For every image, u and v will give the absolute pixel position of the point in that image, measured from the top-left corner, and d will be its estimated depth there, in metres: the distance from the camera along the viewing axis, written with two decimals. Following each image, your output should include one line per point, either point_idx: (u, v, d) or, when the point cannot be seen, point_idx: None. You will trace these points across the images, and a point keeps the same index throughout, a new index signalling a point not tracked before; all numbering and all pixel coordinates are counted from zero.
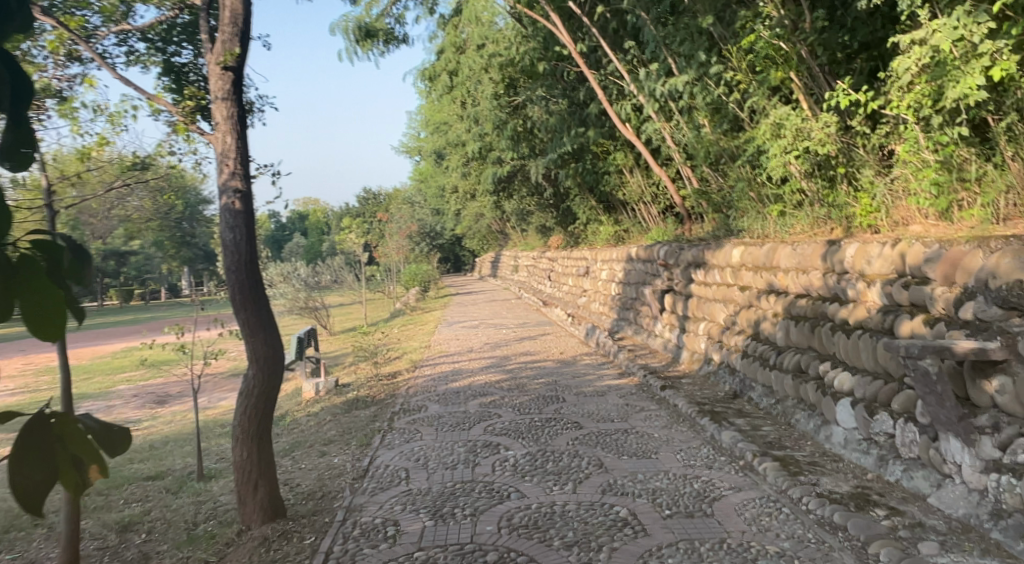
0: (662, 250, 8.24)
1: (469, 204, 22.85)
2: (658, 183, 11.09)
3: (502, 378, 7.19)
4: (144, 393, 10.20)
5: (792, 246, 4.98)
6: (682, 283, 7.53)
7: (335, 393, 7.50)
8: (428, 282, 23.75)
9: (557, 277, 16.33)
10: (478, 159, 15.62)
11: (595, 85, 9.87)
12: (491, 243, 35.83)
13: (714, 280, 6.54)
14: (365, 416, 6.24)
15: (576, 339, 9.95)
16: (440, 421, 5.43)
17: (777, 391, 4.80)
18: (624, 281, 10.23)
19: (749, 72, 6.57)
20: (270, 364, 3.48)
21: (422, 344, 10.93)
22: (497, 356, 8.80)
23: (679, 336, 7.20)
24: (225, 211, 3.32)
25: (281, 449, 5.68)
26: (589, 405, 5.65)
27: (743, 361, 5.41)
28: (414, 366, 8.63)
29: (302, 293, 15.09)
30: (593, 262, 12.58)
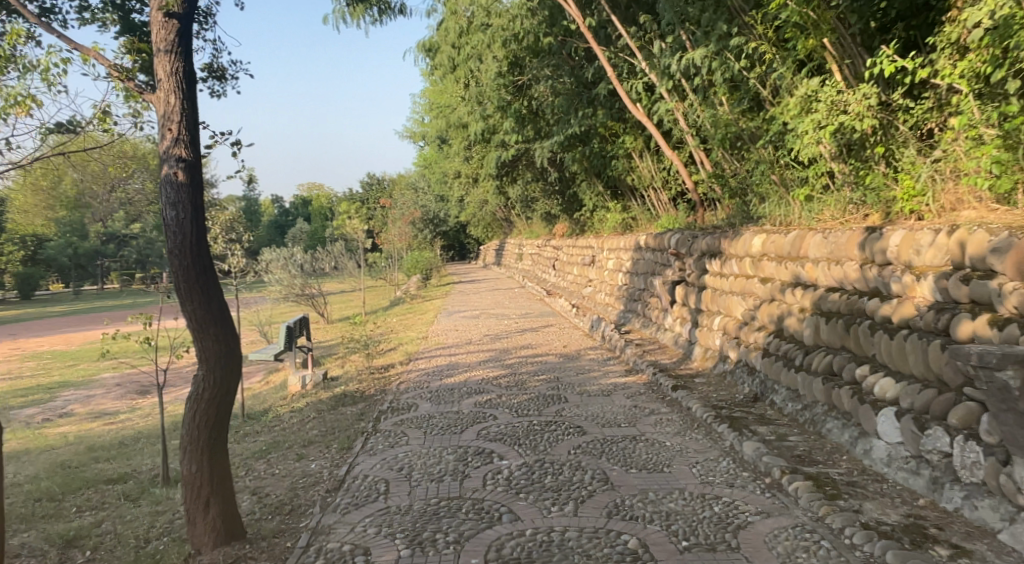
0: (673, 239, 7.73)
1: (473, 191, 22.33)
2: (670, 168, 10.54)
3: (501, 374, 6.71)
4: (127, 383, 9.75)
5: (824, 234, 4.46)
6: (695, 274, 7.02)
7: (322, 387, 7.03)
8: (429, 270, 23.26)
9: (562, 266, 15.82)
10: (482, 142, 15.10)
11: (605, 61, 9.32)
12: (496, 231, 35.30)
13: (731, 271, 6.02)
14: (352, 414, 5.76)
15: (581, 331, 9.45)
16: (429, 423, 4.93)
17: (803, 396, 4.29)
18: (632, 271, 9.72)
19: (774, 44, 6.02)
20: (222, 365, 2.99)
21: (419, 334, 10.46)
22: (496, 349, 8.31)
23: (691, 330, 6.69)
24: (166, 184, 2.83)
25: (258, 451, 5.21)
26: (594, 406, 5.15)
27: (764, 360, 4.90)
28: (408, 358, 8.15)
29: (298, 279, 14.62)
30: (599, 250, 12.08)
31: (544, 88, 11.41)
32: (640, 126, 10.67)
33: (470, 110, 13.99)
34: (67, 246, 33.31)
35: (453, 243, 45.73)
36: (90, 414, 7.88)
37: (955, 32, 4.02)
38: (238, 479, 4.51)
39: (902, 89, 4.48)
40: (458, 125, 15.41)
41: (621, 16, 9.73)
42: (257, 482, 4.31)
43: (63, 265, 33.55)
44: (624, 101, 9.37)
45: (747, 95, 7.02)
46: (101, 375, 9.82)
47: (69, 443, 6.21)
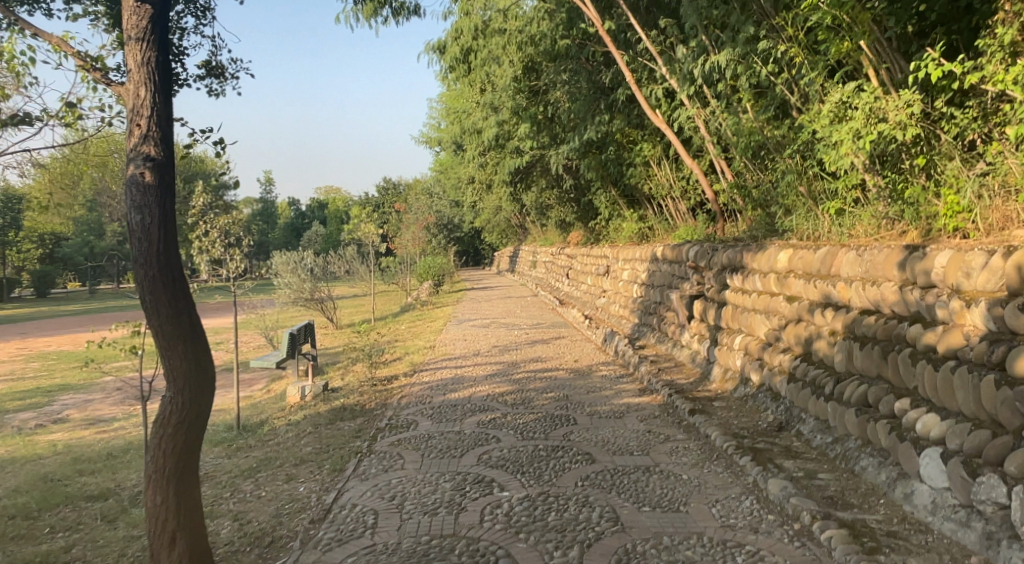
0: (692, 251, 7.38)
1: (488, 197, 22.07)
2: (689, 177, 10.19)
3: (508, 390, 6.39)
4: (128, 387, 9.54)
5: (859, 251, 4.10)
6: (714, 289, 6.67)
7: (322, 399, 6.75)
8: (441, 276, 22.99)
9: (576, 274, 15.49)
10: (497, 148, 14.83)
11: (623, 66, 9.01)
12: (510, 237, 34.97)
13: (754, 288, 5.67)
14: (349, 430, 5.48)
15: (593, 345, 9.11)
16: (428, 444, 4.62)
17: (834, 428, 3.94)
18: (648, 282, 9.37)
19: (804, 48, 5.67)
20: (191, 386, 2.71)
21: (427, 344, 10.17)
22: (505, 361, 7.99)
23: (710, 349, 6.34)
24: (132, 185, 2.55)
25: (247, 469, 4.92)
26: (604, 431, 4.82)
27: (790, 385, 4.55)
28: (413, 369, 7.86)
29: (307, 284, 14.40)
30: (614, 260, 11.73)
31: (560, 93, 11.12)
32: (659, 134, 10.33)
33: (485, 115, 13.73)
34: (83, 246, 33.46)
35: (468, 248, 45.50)
36: (85, 419, 7.66)
37: (1006, 34, 3.65)
38: (223, 501, 4.23)
39: (947, 96, 4.13)
40: (472, 131, 15.15)
41: (641, 19, 9.42)
42: (241, 506, 4.03)
43: (79, 263, 33.66)
44: (643, 107, 9.05)
45: (773, 102, 6.68)
46: (103, 378, 9.62)
47: (57, 452, 5.97)
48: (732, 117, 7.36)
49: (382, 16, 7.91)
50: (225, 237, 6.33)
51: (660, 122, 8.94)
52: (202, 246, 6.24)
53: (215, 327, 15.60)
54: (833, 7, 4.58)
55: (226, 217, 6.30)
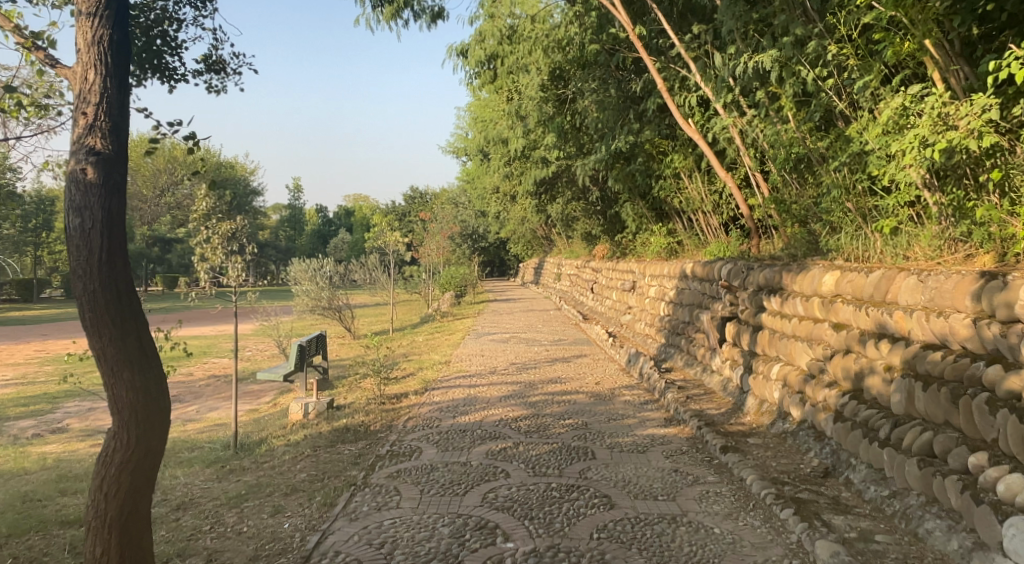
0: (725, 269, 6.89)
1: (513, 208, 21.66)
2: (722, 191, 9.66)
3: (523, 414, 5.94)
4: None
5: (922, 277, 3.61)
6: (749, 311, 6.16)
7: (325, 418, 6.36)
8: (464, 287, 22.59)
9: (601, 289, 14.98)
10: (522, 158, 14.44)
11: (655, 73, 8.54)
12: (536, 249, 34.50)
13: (794, 312, 5.16)
14: (349, 456, 5.07)
15: (616, 365, 8.61)
16: (429, 478, 4.18)
17: (892, 479, 3.43)
18: (676, 301, 8.86)
19: (857, 51, 5.19)
20: (139, 422, 2.32)
21: (443, 358, 9.75)
22: (522, 381, 7.53)
23: (743, 377, 5.84)
24: (72, 184, 2.18)
25: (234, 497, 4.52)
26: (626, 469, 4.34)
27: (839, 425, 4.04)
28: (425, 387, 7.44)
29: (325, 292, 14.08)
30: (641, 276, 11.22)
31: (588, 102, 10.73)
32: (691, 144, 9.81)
33: (511, 124, 13.33)
34: None
35: (492, 258, 45.14)
36: (84, 430, 7.35)
37: None
38: (202, 535, 3.83)
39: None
40: (498, 141, 14.79)
41: (675, 24, 9.00)
42: (219, 544, 3.62)
43: None
44: (675, 116, 8.57)
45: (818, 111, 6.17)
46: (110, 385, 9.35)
47: (44, 467, 5.64)
48: (773, 127, 6.86)
49: (403, 18, 7.58)
50: (227, 244, 5.98)
51: (692, 131, 8.45)
52: (204, 253, 5.90)
53: (233, 334, 15.36)
54: (889, 3, 4.09)
55: (229, 223, 5.96)
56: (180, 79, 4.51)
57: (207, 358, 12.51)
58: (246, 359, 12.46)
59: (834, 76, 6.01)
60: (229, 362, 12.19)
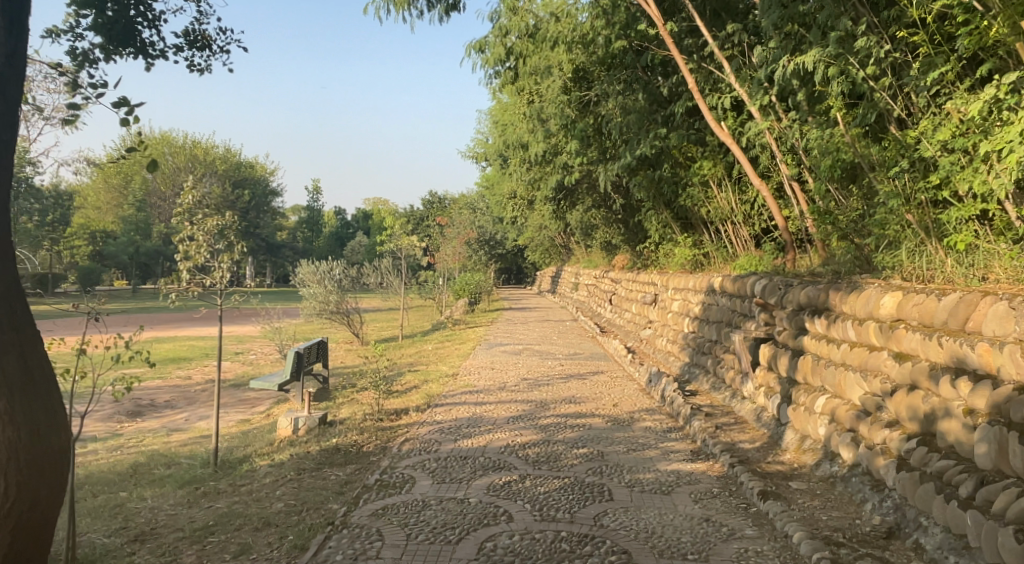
0: (760, 286, 6.29)
1: (531, 214, 21.09)
2: (754, 201, 9.02)
3: (533, 439, 5.37)
4: (126, 399, 8.76)
5: (1016, 303, 2.99)
6: (788, 333, 5.55)
7: (316, 435, 5.82)
8: (478, 294, 22.03)
9: (620, 302, 14.35)
10: (541, 162, 13.90)
11: (685, 72, 7.96)
12: (554, 258, 33.87)
13: (845, 337, 4.54)
14: (335, 482, 4.52)
15: (636, 385, 8.00)
16: (419, 518, 3.62)
17: (979, 551, 2.81)
18: (702, 317, 8.24)
19: (927, 45, 4.60)
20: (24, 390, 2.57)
21: (450, 370, 9.18)
22: (533, 400, 6.93)
23: (781, 407, 5.22)
24: None
25: (200, 528, 3.97)
26: (649, 514, 3.75)
27: (904, 475, 3.42)
28: (428, 403, 6.87)
29: (334, 296, 13.56)
30: (664, 289, 10.61)
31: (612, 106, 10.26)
32: (722, 150, 9.19)
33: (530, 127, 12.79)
34: (129, 245, 33.58)
35: (509, 265, 44.56)
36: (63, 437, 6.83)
37: None
38: None
39: None
40: (517, 145, 14.27)
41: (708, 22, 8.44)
42: None
43: (124, 262, 33.79)
44: (706, 118, 7.96)
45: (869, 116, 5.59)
46: (97, 387, 8.81)
47: None
48: (816, 133, 6.26)
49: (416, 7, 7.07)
50: (212, 241, 5.51)
51: (724, 135, 7.83)
52: (186, 251, 5.42)
53: (239, 336, 14.90)
54: None
55: (215, 219, 5.49)
56: (158, 55, 4.02)
57: (208, 361, 12.02)
58: (249, 363, 11.97)
59: (888, 75, 5.42)
60: (231, 366, 11.71)
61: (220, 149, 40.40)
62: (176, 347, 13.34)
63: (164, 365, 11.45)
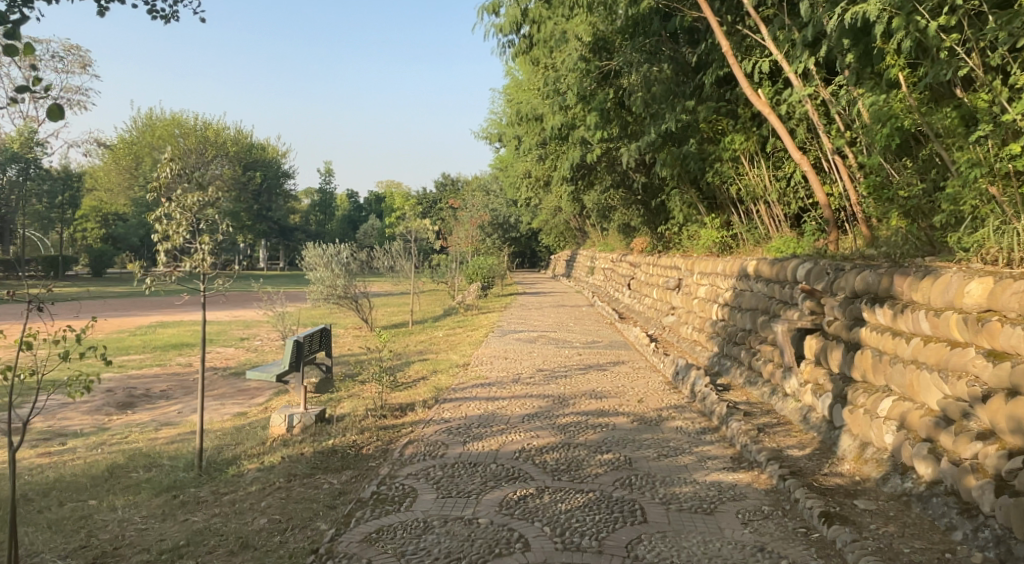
0: (805, 270, 5.66)
1: (546, 194, 20.43)
2: (790, 177, 8.31)
3: (551, 441, 4.79)
4: (119, 388, 8.26)
5: None
6: (840, 324, 4.92)
7: (312, 434, 5.27)
8: (491, 278, 21.45)
9: (640, 287, 13.72)
10: (558, 140, 13.25)
11: (719, 34, 7.28)
12: (568, 241, 33.18)
13: (916, 330, 3.91)
14: (329, 494, 3.97)
15: (661, 377, 7.39)
16: (417, 546, 3.07)
17: None
18: (734, 304, 7.60)
19: None
20: None
21: (461, 360, 8.61)
22: (550, 395, 6.34)
23: (834, 409, 4.61)
24: None
25: (169, 550, 3.41)
26: (692, 541, 3.16)
27: (1007, 502, 2.82)
28: (436, 397, 6.30)
29: (341, 280, 12.99)
30: (688, 274, 9.97)
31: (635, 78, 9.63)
32: (754, 123, 8.53)
33: (546, 101, 12.13)
34: (140, 228, 33.24)
35: (523, 249, 44.04)
36: (43, 431, 6.33)
37: None
38: None
39: None
40: (532, 122, 13.62)
41: None
42: None
43: (135, 245, 33.47)
44: (740, 85, 7.30)
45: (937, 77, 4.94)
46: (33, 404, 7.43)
47: None
48: (870, 98, 5.60)
49: None
50: (195, 219, 5.31)
51: (761, 103, 7.17)
52: (166, 229, 5.22)
53: (245, 321, 14.41)
54: None
55: (196, 196, 5.28)
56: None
57: (211, 348, 11.52)
58: (253, 350, 11.46)
59: (961, 27, 4.76)
60: (234, 353, 11.20)
61: (231, 130, 39.94)
62: (178, 332, 12.85)
63: (163, 351, 10.95)
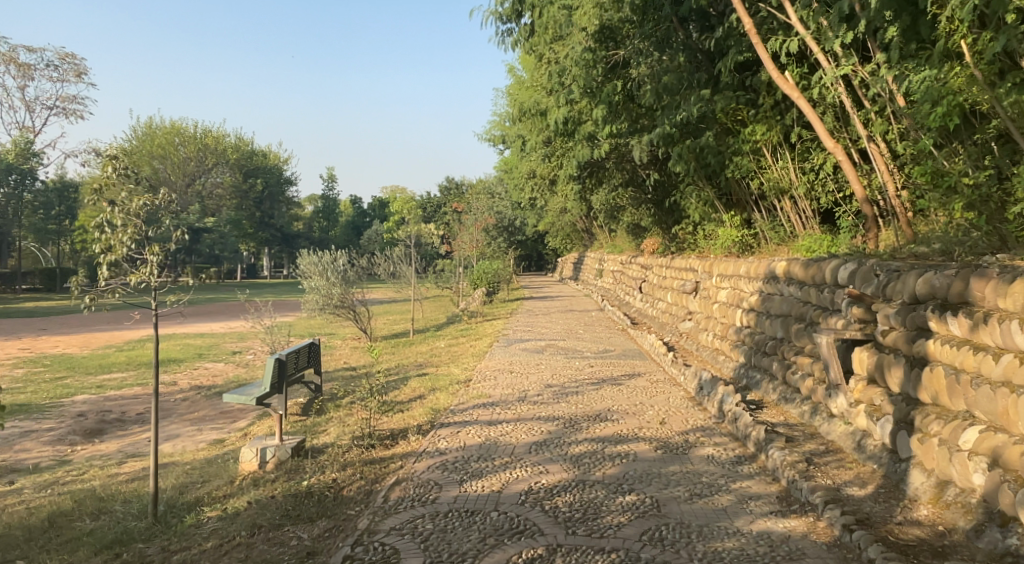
0: (852, 273, 4.95)
1: (552, 195, 19.73)
2: (819, 169, 7.60)
3: (563, 479, 4.08)
4: (90, 412, 7.57)
5: None
6: (898, 335, 4.20)
7: (287, 470, 4.56)
8: (496, 283, 20.77)
9: (652, 291, 13.01)
10: (563, 137, 12.56)
11: (741, 12, 6.59)
12: (575, 243, 32.49)
13: (1005, 344, 3.18)
14: (296, 556, 3.27)
15: (683, 393, 6.67)
16: None
17: None
18: (762, 310, 6.87)
19: None
20: None
21: (463, 375, 7.91)
22: (561, 417, 5.62)
23: (898, 437, 3.90)
24: None
25: None
26: None
27: None
28: (433, 421, 5.61)
29: (337, 289, 12.31)
30: (706, 277, 9.25)
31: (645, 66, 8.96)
32: (777, 112, 7.82)
33: (550, 96, 11.45)
34: None
35: (529, 252, 43.47)
36: None
37: None
38: None
39: None
40: (536, 119, 12.93)
41: None
42: None
43: None
44: (765, 67, 6.59)
45: (1009, 43, 4.27)
46: None
47: None
48: (923, 74, 4.90)
49: None
50: (143, 227, 4.19)
51: (788, 87, 6.48)
52: (104, 240, 4.09)
53: (239, 334, 13.72)
54: None
55: (143, 198, 4.16)
56: None
57: (199, 364, 10.83)
58: (243, 365, 10.77)
59: None
60: (223, 368, 10.52)
61: (231, 137, 39.41)
62: (166, 347, 12.18)
63: (148, 369, 10.26)
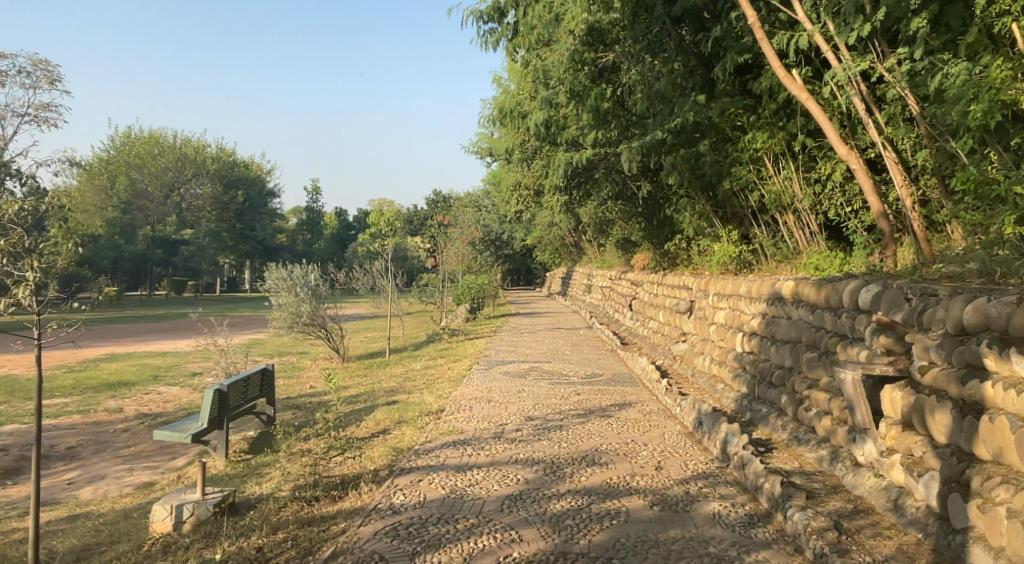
0: (879, 297, 4.23)
1: (539, 208, 19.06)
2: (825, 180, 6.94)
3: (538, 550, 3.32)
4: (12, 446, 6.70)
5: None
6: (942, 374, 3.46)
7: (207, 533, 3.77)
8: (481, 299, 20.01)
9: (643, 308, 12.30)
10: (550, 145, 11.87)
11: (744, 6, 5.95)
12: (564, 258, 31.82)
13: None
14: None
15: (680, 428, 5.94)
16: None
17: None
18: (767, 335, 6.17)
19: None
20: None
21: (436, 404, 7.14)
22: (541, 461, 4.85)
23: (951, 501, 3.17)
24: None
25: None
26: None
27: None
28: (393, 465, 4.84)
29: (307, 306, 11.49)
30: (702, 296, 8.55)
31: None
32: (780, 118, 7.17)
33: (535, 101, 10.77)
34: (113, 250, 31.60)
35: (518, 266, 42.71)
36: None
37: None
38: None
39: None
40: (520, 127, 12.25)
41: None
42: None
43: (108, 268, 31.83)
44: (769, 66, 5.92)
45: None
46: None
47: None
48: (955, 67, 4.23)
49: None
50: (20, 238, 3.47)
51: (796, 88, 5.80)
52: None
53: (203, 353, 12.82)
54: None
55: None
56: None
57: (152, 388, 9.96)
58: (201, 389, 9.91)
59: None
60: (177, 393, 9.66)
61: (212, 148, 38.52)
62: (121, 368, 11.27)
63: (94, 394, 9.39)
